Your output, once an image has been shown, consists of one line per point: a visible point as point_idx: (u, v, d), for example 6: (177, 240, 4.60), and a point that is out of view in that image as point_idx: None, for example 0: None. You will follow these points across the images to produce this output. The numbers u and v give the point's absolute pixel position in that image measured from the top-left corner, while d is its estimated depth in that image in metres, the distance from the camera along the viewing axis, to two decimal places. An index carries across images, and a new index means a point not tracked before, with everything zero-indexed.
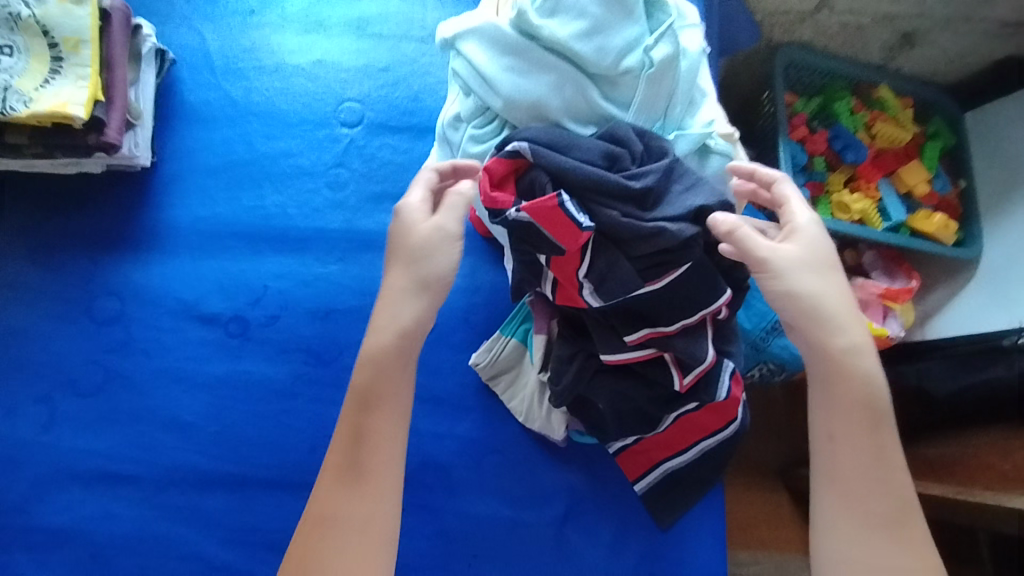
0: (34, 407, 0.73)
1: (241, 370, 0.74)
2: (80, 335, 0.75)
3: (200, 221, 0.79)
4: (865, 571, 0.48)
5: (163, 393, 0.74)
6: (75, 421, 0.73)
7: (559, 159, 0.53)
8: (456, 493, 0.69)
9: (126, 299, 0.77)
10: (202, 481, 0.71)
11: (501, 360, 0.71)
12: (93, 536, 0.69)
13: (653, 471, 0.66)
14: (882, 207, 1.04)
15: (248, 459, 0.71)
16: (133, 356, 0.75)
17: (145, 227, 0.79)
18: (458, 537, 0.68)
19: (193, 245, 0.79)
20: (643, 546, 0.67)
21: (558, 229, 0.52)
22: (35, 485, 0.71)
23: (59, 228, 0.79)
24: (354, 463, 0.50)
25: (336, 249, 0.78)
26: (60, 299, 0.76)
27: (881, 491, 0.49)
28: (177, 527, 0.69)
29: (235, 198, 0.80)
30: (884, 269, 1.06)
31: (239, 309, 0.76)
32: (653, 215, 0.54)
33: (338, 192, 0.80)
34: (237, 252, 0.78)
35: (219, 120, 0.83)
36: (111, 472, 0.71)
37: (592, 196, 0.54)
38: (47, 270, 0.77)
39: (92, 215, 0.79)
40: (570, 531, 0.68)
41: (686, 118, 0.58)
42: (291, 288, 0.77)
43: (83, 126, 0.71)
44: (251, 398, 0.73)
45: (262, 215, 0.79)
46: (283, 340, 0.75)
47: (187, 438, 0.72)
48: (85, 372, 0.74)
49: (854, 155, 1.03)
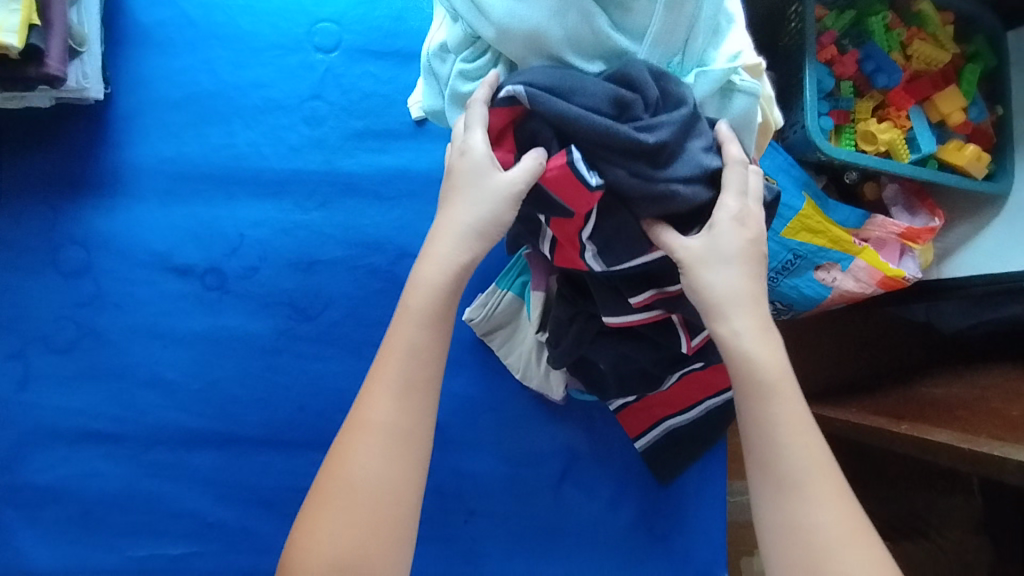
0: (7, 364, 0.71)
1: (222, 325, 0.73)
2: (48, 288, 0.72)
3: (164, 161, 0.75)
4: (790, 532, 0.46)
5: (142, 348, 0.72)
6: (51, 378, 0.72)
7: (560, 110, 0.46)
8: (451, 450, 0.69)
9: (92, 248, 0.73)
10: (190, 439, 0.71)
11: (497, 316, 0.67)
12: (83, 493, 0.70)
13: (654, 428, 0.66)
14: (911, 138, 0.96)
15: (235, 417, 0.71)
16: (106, 310, 0.73)
17: (109, 174, 0.74)
18: (453, 493, 0.69)
19: (159, 189, 0.74)
20: (640, 501, 0.69)
21: (567, 190, 0.47)
22: (18, 444, 0.71)
23: (11, 171, 0.74)
24: (385, 417, 0.48)
25: (318, 194, 0.74)
26: (23, 251, 0.73)
27: (789, 455, 0.47)
28: (167, 483, 0.70)
29: (203, 136, 0.75)
30: (906, 204, 0.99)
31: (215, 261, 0.73)
32: (665, 175, 0.47)
33: (315, 128, 0.75)
34: (207, 195, 0.74)
35: (180, 45, 0.77)
36: (95, 430, 0.71)
37: (597, 151, 0.47)
38: (4, 219, 0.73)
39: (45, 156, 0.74)
40: (567, 488, 0.69)
41: (709, 50, 0.49)
42: (269, 237, 0.73)
43: (20, 56, 0.63)
44: (234, 353, 0.72)
45: (233, 154, 0.75)
46: (264, 293, 0.73)
47: (169, 395, 0.71)
48: (57, 327, 0.72)
49: (886, 79, 0.94)
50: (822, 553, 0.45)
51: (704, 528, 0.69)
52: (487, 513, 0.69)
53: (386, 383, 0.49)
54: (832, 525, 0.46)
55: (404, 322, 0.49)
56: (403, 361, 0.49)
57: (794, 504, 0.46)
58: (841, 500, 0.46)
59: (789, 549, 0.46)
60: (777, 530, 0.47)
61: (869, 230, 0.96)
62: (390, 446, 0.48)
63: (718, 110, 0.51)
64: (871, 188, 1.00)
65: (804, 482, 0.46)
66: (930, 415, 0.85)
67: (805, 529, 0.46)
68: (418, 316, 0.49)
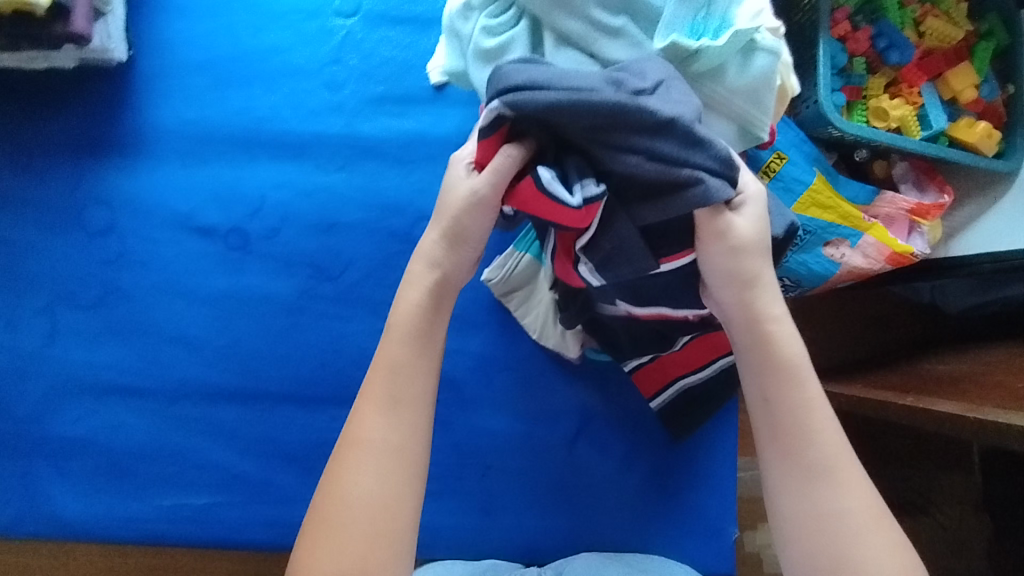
0: (36, 319, 0.75)
1: (244, 285, 0.75)
2: (74, 246, 0.75)
3: (186, 124, 0.77)
4: (820, 517, 0.51)
5: (166, 306, 0.75)
6: (79, 333, 0.75)
7: (560, 106, 0.44)
8: (469, 408, 0.71)
9: (116, 209, 0.76)
10: (212, 394, 0.74)
11: (514, 277, 0.69)
12: (111, 444, 0.74)
13: (668, 387, 0.67)
14: (922, 115, 0.96)
15: (258, 373, 0.74)
16: (130, 268, 0.75)
17: (133, 136, 0.77)
18: (470, 450, 0.71)
19: (182, 151, 0.77)
20: (652, 460, 0.70)
21: (547, 211, 0.48)
22: (46, 396, 0.74)
23: (38, 133, 0.76)
24: (379, 434, 0.54)
25: (338, 157, 0.77)
26: (50, 211, 0.76)
27: (816, 442, 0.52)
28: (192, 436, 0.73)
29: (225, 100, 0.77)
30: (914, 181, 1.01)
31: (238, 222, 0.76)
32: (682, 164, 0.46)
33: (336, 93, 0.77)
34: (230, 158, 0.77)
35: (201, 10, 0.78)
36: (121, 384, 0.74)
37: (608, 146, 0.46)
38: (32, 179, 0.76)
39: (73, 118, 0.77)
40: (581, 446, 0.71)
41: (731, 9, 0.49)
42: (291, 200, 0.76)
43: (46, 15, 0.65)
44: (257, 312, 0.75)
45: (253, 117, 0.77)
46: (286, 254, 0.75)
47: (193, 351, 0.74)
48: (83, 284, 0.75)
49: (898, 56, 0.94)
50: (844, 536, 0.50)
51: (715, 486, 0.70)
52: (503, 468, 0.71)
53: (378, 404, 0.54)
54: (852, 511, 0.51)
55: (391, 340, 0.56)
56: (388, 378, 0.55)
57: (818, 491, 0.52)
58: (860, 484, 0.52)
59: (812, 533, 0.51)
60: (799, 513, 0.52)
61: (877, 206, 0.97)
62: (384, 462, 0.53)
63: (739, 68, 0.51)
64: (881, 166, 1.01)
65: (827, 468, 0.52)
66: (934, 390, 0.87)
67: (828, 512, 0.51)
68: (402, 335, 0.56)
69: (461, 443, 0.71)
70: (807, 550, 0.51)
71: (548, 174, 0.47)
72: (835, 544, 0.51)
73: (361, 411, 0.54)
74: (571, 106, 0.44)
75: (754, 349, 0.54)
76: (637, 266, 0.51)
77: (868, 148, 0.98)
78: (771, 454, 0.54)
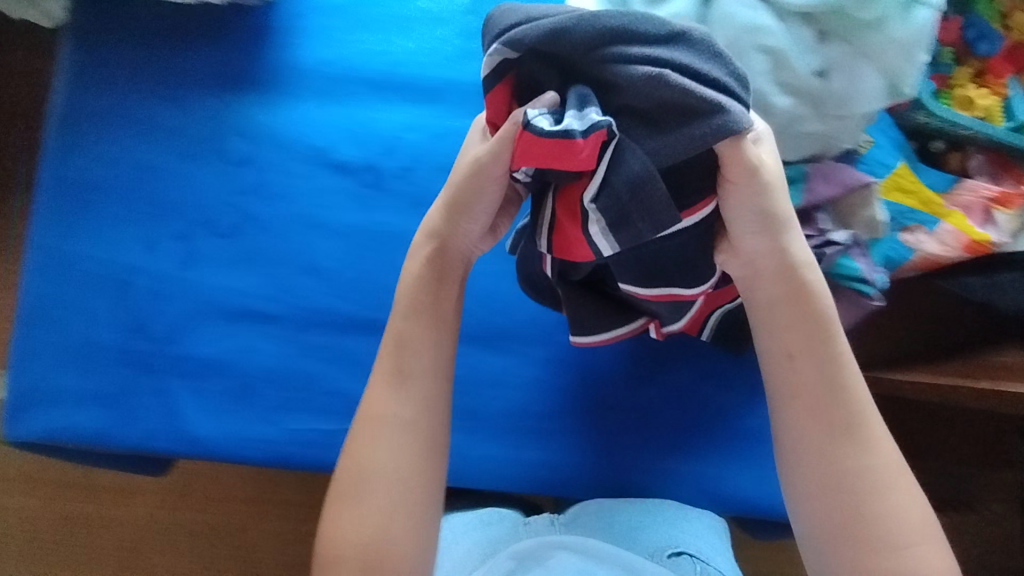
0: (174, 243, 1.05)
1: (375, 218, 1.04)
2: (216, 173, 1.06)
3: (320, 64, 1.08)
4: (834, 473, 0.72)
5: (303, 239, 1.04)
6: (214, 259, 1.04)
7: (565, 23, 0.60)
8: (553, 340, 1.03)
9: (250, 141, 1.06)
10: (344, 324, 1.02)
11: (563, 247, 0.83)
12: (243, 367, 1.02)
13: (716, 309, 0.88)
14: (1007, 106, 0.97)
15: (377, 304, 1.02)
16: (263, 197, 1.05)
17: (274, 76, 1.08)
18: (573, 367, 1.02)
19: (318, 90, 1.08)
20: (682, 386, 1.01)
21: (553, 148, 0.59)
22: (182, 319, 1.03)
23: (188, 60, 1.08)
24: (403, 414, 0.75)
25: (466, 104, 1.06)
26: (190, 138, 1.06)
27: (850, 397, 0.73)
28: (320, 364, 1.01)
29: (364, 39, 1.09)
30: (992, 174, 0.99)
31: (372, 159, 1.06)
32: (695, 92, 0.59)
33: (466, 40, 1.07)
34: (359, 95, 1.08)
35: None
36: (254, 310, 1.03)
37: (613, 70, 0.60)
38: (179, 110, 1.07)
39: (222, 47, 1.09)
40: (656, 380, 1.01)
41: None
42: (421, 140, 1.05)
43: None
44: (384, 247, 1.03)
45: (390, 59, 1.08)
46: (415, 192, 1.04)
47: (323, 280, 1.03)
48: (221, 211, 1.05)
49: (987, 47, 0.95)
50: (865, 486, 0.71)
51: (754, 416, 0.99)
52: (567, 400, 1.02)
53: (404, 395, 0.76)
54: (880, 467, 0.72)
55: (417, 325, 0.78)
56: (391, 355, 0.78)
57: (844, 449, 0.72)
58: (882, 433, 0.73)
59: (847, 487, 0.71)
60: (830, 471, 0.72)
61: (957, 194, 0.98)
62: (404, 438, 0.75)
63: None
64: (956, 158, 1.01)
65: (857, 429, 0.72)
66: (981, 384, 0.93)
67: (845, 473, 0.72)
68: (419, 295, 0.79)
69: (551, 356, 1.03)
70: (832, 499, 0.72)
71: (581, 92, 0.61)
72: (859, 486, 0.71)
73: (376, 391, 0.77)
74: (587, 34, 0.60)
75: (793, 299, 0.74)
76: (654, 202, 0.64)
77: (949, 136, 0.99)
78: (805, 422, 0.73)
